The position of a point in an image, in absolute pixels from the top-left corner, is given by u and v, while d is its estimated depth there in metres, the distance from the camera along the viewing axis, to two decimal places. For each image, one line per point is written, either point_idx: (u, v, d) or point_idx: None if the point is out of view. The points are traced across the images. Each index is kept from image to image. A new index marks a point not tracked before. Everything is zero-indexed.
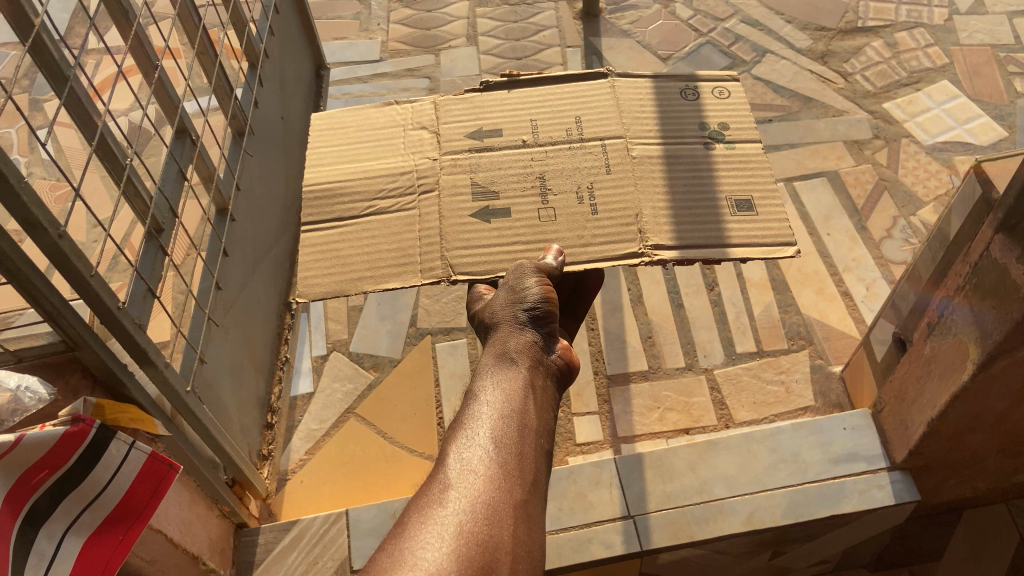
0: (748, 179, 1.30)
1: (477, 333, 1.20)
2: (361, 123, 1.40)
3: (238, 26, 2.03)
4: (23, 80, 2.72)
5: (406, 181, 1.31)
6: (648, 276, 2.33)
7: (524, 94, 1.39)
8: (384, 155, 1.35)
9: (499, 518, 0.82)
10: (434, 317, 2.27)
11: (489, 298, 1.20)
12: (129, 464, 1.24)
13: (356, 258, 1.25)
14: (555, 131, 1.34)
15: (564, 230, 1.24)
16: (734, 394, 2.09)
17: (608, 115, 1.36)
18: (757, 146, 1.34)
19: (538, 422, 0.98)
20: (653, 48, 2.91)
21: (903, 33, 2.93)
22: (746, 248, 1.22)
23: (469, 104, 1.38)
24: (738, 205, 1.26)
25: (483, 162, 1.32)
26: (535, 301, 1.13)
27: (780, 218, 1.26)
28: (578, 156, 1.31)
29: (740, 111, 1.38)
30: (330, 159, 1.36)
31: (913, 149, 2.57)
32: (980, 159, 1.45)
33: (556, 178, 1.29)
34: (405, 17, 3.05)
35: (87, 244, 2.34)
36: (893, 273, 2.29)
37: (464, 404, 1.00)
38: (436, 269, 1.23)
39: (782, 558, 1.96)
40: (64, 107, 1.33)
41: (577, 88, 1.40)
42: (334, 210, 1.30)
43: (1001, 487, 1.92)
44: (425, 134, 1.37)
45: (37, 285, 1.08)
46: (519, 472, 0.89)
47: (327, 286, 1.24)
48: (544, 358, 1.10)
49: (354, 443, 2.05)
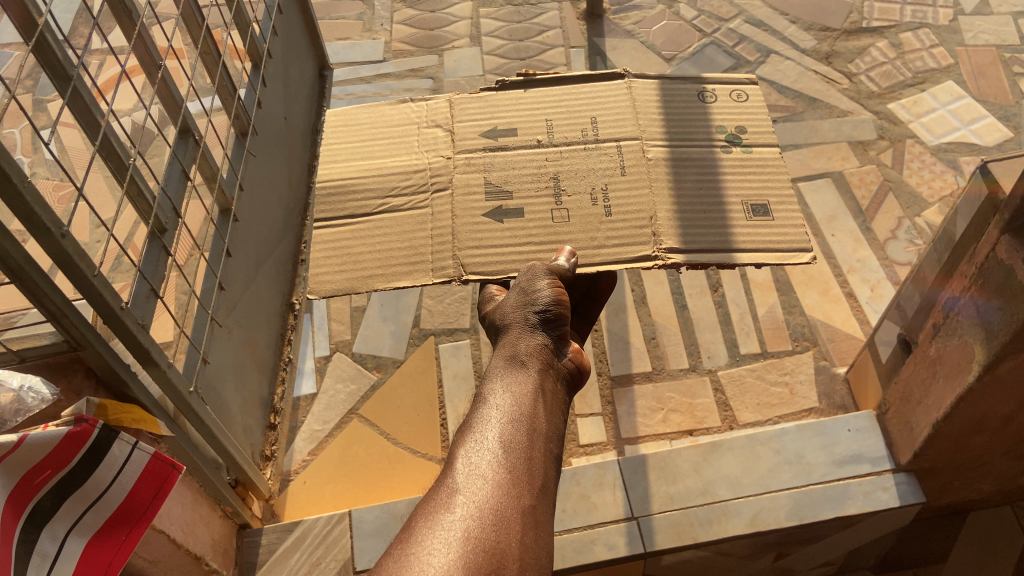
0: (764, 183, 1.29)
1: (487, 334, 1.22)
2: (375, 120, 1.40)
3: (241, 26, 2.04)
4: (27, 80, 2.72)
5: (419, 180, 1.31)
6: (652, 277, 2.32)
7: (541, 93, 1.39)
8: (398, 153, 1.35)
9: (508, 524, 0.81)
10: (437, 318, 2.27)
11: (501, 300, 1.22)
12: (132, 465, 1.23)
13: (368, 256, 1.25)
14: (570, 131, 1.34)
15: (577, 231, 1.24)
16: (738, 395, 2.08)
17: (625, 116, 1.35)
18: (774, 150, 1.33)
19: (548, 426, 0.98)
20: (657, 48, 2.90)
21: (908, 33, 2.92)
22: (761, 254, 1.22)
23: (485, 103, 1.38)
24: (754, 209, 1.26)
25: (497, 161, 1.31)
26: (546, 304, 1.13)
27: (797, 222, 1.25)
28: (593, 157, 1.31)
29: (757, 115, 1.37)
30: (343, 155, 1.36)
31: (918, 150, 2.56)
32: (984, 159, 1.43)
33: (570, 179, 1.29)
34: (409, 17, 3.05)
35: (90, 244, 2.35)
36: (898, 273, 2.28)
37: (474, 407, 1.00)
38: (448, 269, 1.22)
39: (786, 559, 1.95)
40: (69, 108, 1.33)
41: (594, 89, 1.39)
42: (347, 206, 1.30)
43: (1006, 489, 1.91)
44: (439, 132, 1.36)
45: (39, 285, 1.08)
46: (528, 477, 0.89)
47: (338, 284, 1.24)
48: (556, 362, 1.11)
49: (357, 443, 2.04)
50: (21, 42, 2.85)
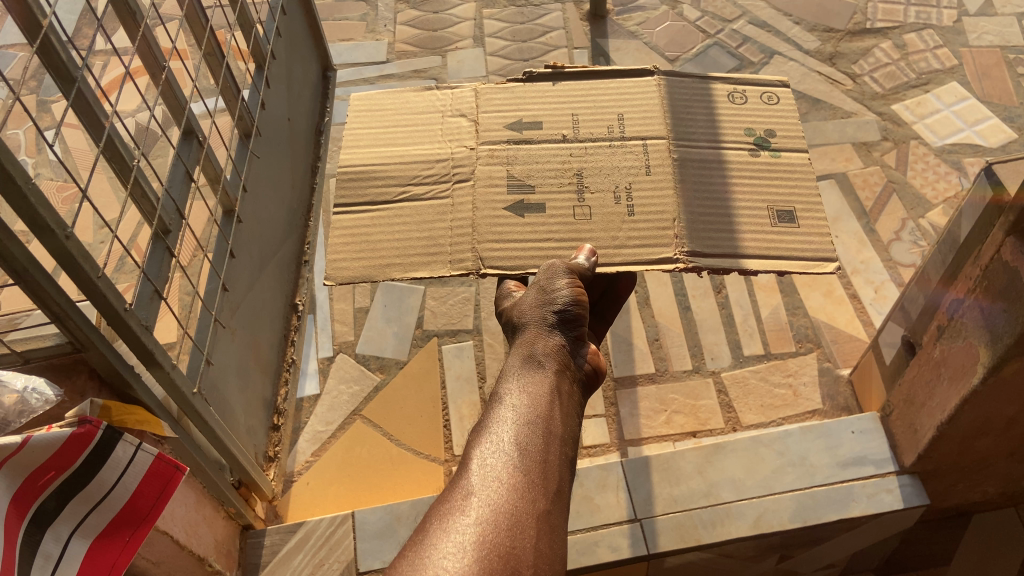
0: (790, 190, 1.28)
1: (503, 330, 1.24)
2: (400, 107, 1.41)
3: (244, 27, 2.04)
4: (31, 81, 2.73)
5: (440, 169, 1.32)
6: (655, 278, 2.31)
7: (568, 87, 1.40)
8: (421, 142, 1.36)
9: (522, 528, 0.81)
10: (440, 319, 2.27)
11: (519, 297, 1.23)
12: (135, 466, 1.23)
13: (386, 244, 1.26)
14: (595, 128, 1.34)
15: (599, 230, 1.23)
16: (741, 397, 2.08)
17: (652, 114, 1.35)
18: (803, 155, 1.32)
19: (563, 430, 0.98)
20: (660, 49, 2.90)
21: (912, 35, 2.91)
22: (783, 261, 1.22)
23: (511, 94, 1.39)
24: (779, 216, 1.25)
25: (520, 155, 1.32)
26: (565, 303, 1.13)
27: (822, 230, 1.24)
28: (617, 154, 1.31)
29: (788, 119, 1.37)
30: (366, 141, 1.37)
31: (921, 151, 2.56)
32: (989, 161, 1.42)
33: (593, 176, 1.29)
34: (412, 18, 3.05)
35: (94, 245, 2.36)
36: (902, 275, 2.28)
37: (489, 409, 1.01)
38: (466, 261, 1.22)
39: (790, 562, 1.95)
40: (73, 110, 1.33)
41: (623, 84, 1.40)
42: (367, 193, 1.31)
43: (1010, 492, 1.90)
44: (464, 122, 1.37)
45: (44, 288, 1.08)
46: (543, 482, 0.89)
47: (354, 271, 1.24)
48: (571, 363, 1.12)
49: (360, 444, 2.04)
50: (24, 44, 2.86)
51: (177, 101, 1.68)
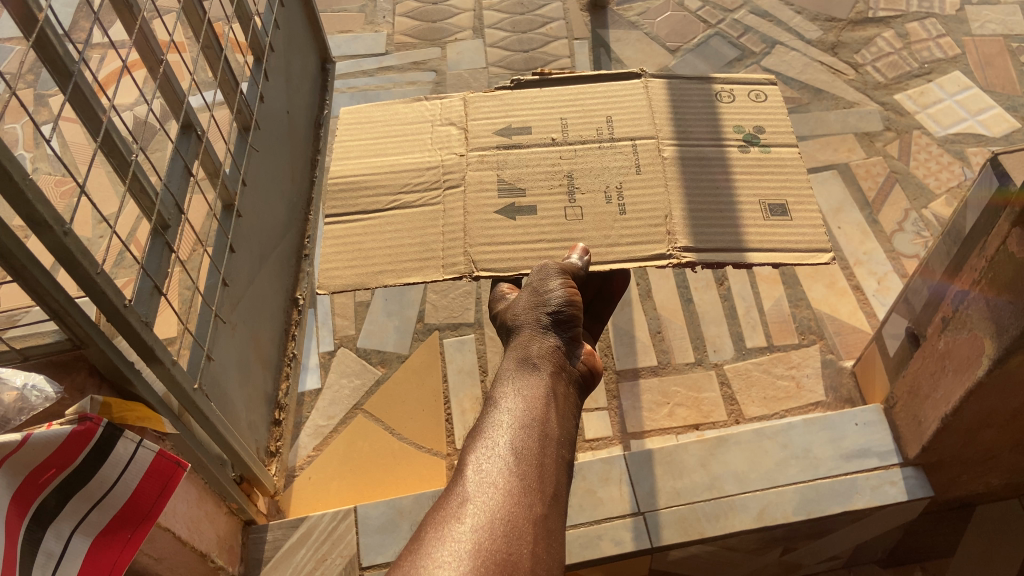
0: (782, 184, 1.27)
1: (499, 334, 1.22)
2: (389, 119, 1.40)
3: (243, 19, 2.01)
4: (28, 75, 2.72)
5: (431, 177, 1.31)
6: (657, 271, 2.31)
7: (556, 92, 1.38)
8: (411, 151, 1.34)
9: (518, 537, 0.80)
10: (441, 312, 2.26)
11: (513, 299, 1.21)
12: (135, 465, 1.22)
13: (378, 251, 1.24)
14: (585, 130, 1.33)
15: (591, 229, 1.22)
16: (744, 389, 2.07)
17: (641, 116, 1.34)
18: (793, 150, 1.31)
19: (560, 431, 0.98)
20: (662, 39, 2.88)
21: (914, 24, 2.89)
22: (780, 253, 1.20)
23: (500, 101, 1.37)
24: (772, 209, 1.24)
25: (510, 159, 1.31)
26: (559, 304, 1.12)
27: (816, 222, 1.23)
28: (607, 155, 1.30)
29: (777, 116, 1.35)
30: (357, 152, 1.36)
31: (924, 141, 2.54)
32: (996, 151, 1.41)
33: (584, 178, 1.27)
34: (411, 9, 3.02)
35: (93, 240, 2.35)
36: (905, 266, 2.27)
37: (486, 412, 1.00)
38: (459, 265, 1.21)
39: (793, 554, 1.94)
40: (69, 104, 1.30)
41: (610, 88, 1.38)
42: (358, 203, 1.29)
43: (1014, 483, 1.89)
44: (454, 130, 1.36)
45: (43, 284, 1.06)
46: (539, 486, 0.88)
47: (348, 278, 1.23)
48: (567, 365, 1.10)
49: (362, 439, 2.04)
50: (21, 37, 2.83)
51: (175, 95, 1.66)
